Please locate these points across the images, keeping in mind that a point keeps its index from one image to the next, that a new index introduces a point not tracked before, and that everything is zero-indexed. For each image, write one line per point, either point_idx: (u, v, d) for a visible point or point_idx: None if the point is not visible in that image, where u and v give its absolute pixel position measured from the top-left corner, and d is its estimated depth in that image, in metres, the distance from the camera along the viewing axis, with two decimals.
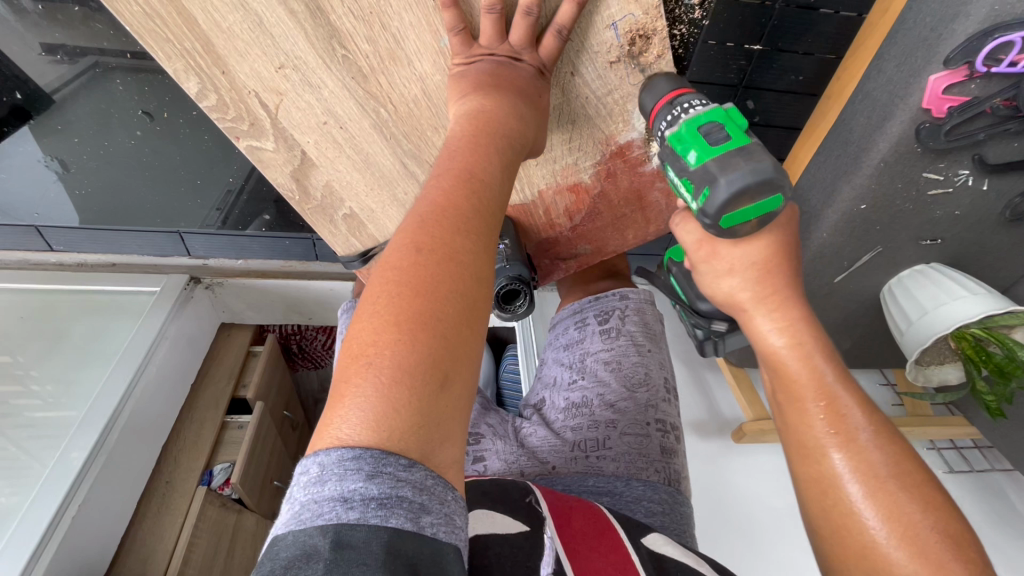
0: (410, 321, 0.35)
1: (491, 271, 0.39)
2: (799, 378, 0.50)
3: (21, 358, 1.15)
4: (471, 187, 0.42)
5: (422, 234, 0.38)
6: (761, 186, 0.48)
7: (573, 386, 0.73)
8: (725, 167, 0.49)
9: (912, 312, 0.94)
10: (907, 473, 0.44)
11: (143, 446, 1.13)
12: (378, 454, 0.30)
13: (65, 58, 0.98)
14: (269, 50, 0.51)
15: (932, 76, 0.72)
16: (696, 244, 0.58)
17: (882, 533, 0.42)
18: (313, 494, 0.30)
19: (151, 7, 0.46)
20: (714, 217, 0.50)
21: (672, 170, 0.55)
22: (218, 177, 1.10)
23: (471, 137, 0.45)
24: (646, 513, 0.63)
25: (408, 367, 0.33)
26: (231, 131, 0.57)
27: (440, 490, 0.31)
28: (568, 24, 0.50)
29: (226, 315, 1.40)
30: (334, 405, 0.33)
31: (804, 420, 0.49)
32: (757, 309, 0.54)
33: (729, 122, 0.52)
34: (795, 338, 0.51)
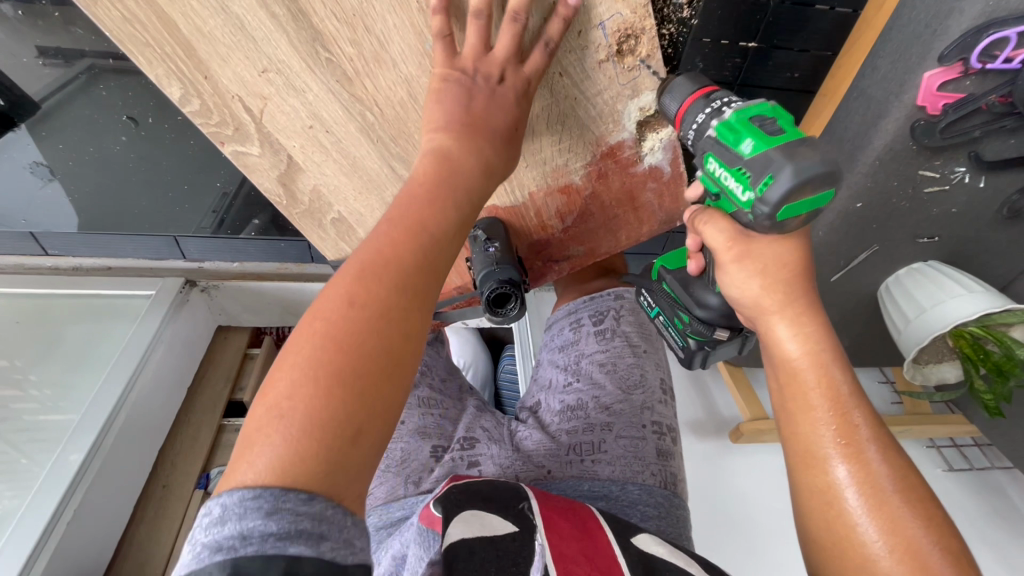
0: (331, 375, 0.35)
1: (423, 329, 0.40)
2: (807, 388, 0.48)
3: (18, 363, 1.15)
4: (417, 239, 0.42)
5: (360, 285, 0.39)
6: (824, 177, 0.43)
7: (568, 388, 0.73)
8: (790, 155, 0.44)
9: (910, 311, 0.93)
10: (909, 484, 0.44)
11: (139, 450, 1.13)
12: (277, 491, 0.30)
13: (59, 63, 0.96)
14: (252, 55, 0.50)
15: (927, 72, 0.71)
16: (726, 246, 0.52)
17: (884, 544, 0.42)
18: (211, 535, 0.29)
19: (130, 12, 0.46)
20: (773, 207, 0.44)
21: (713, 163, 0.51)
22: (207, 182, 1.09)
23: (426, 184, 0.46)
24: (642, 517, 0.62)
25: (319, 422, 0.33)
26: (216, 136, 0.57)
27: (341, 517, 0.32)
28: (556, 38, 0.50)
29: (222, 318, 1.40)
30: (242, 450, 0.33)
31: (812, 429, 0.47)
32: (774, 312, 0.50)
33: (779, 116, 0.49)
34: (810, 346, 0.49)
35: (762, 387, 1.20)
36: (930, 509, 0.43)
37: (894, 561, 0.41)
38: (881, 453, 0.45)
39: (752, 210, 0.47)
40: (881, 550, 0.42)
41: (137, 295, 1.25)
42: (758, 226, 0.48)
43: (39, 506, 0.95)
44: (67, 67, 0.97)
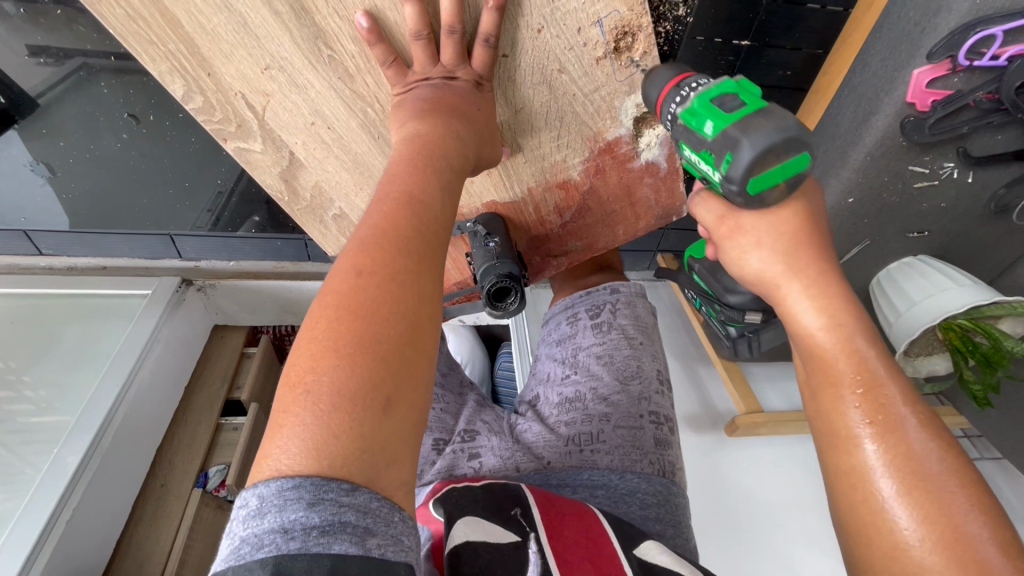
0: (351, 344, 0.35)
1: (433, 290, 0.41)
2: (836, 364, 0.47)
3: (12, 363, 1.14)
4: (411, 209, 0.43)
5: (362, 257, 0.39)
6: (787, 144, 0.47)
7: (566, 380, 0.74)
8: (747, 129, 0.48)
9: (900, 305, 0.95)
10: (954, 465, 0.42)
11: (137, 449, 1.13)
12: (319, 481, 0.31)
13: (52, 61, 0.96)
14: (255, 52, 0.51)
15: (916, 70, 0.74)
16: (718, 221, 0.56)
17: (917, 533, 0.40)
18: (251, 529, 0.30)
19: (135, 9, 0.46)
20: (740, 183, 0.49)
21: (687, 149, 0.54)
22: (206, 179, 1.09)
23: (412, 162, 0.46)
24: (640, 504, 0.64)
25: (347, 391, 0.34)
26: (219, 133, 0.57)
27: (387, 512, 0.32)
28: (493, 32, 0.50)
29: (219, 317, 1.40)
30: (272, 436, 0.33)
31: (839, 409, 0.46)
32: (784, 284, 0.51)
33: (740, 92, 0.52)
34: (832, 322, 0.48)
35: (757, 381, 1.21)
36: (981, 496, 0.41)
37: (925, 548, 0.39)
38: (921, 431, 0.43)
39: (724, 187, 0.51)
40: (914, 538, 0.40)
41: (134, 293, 1.25)
42: (734, 202, 0.52)
43: (38, 505, 0.95)
44: (59, 66, 0.96)
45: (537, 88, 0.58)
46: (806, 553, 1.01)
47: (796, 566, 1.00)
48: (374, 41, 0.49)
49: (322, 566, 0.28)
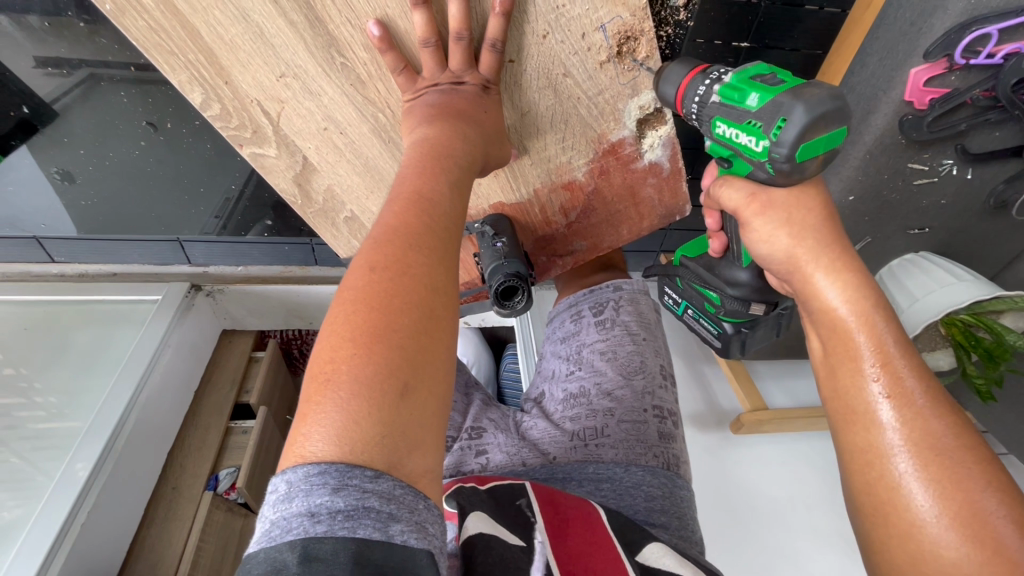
0: (368, 335, 0.37)
1: (446, 281, 0.42)
2: (855, 340, 0.47)
3: (25, 369, 1.16)
4: (420, 206, 0.45)
5: (375, 254, 0.41)
6: (835, 113, 0.45)
7: (570, 376, 0.75)
8: (797, 96, 0.46)
9: (903, 301, 0.96)
10: (969, 444, 0.42)
11: (148, 454, 1.14)
12: (343, 468, 0.32)
13: (60, 71, 0.98)
14: (272, 61, 0.52)
15: (914, 68, 0.76)
16: (747, 201, 0.53)
17: (933, 509, 0.41)
18: (280, 512, 0.31)
19: (156, 21, 0.48)
20: (789, 148, 0.46)
21: (723, 125, 0.53)
22: (218, 184, 1.12)
23: (420, 163, 0.48)
24: (646, 497, 0.64)
25: (366, 380, 0.35)
26: (235, 139, 0.59)
27: (411, 500, 0.33)
28: (499, 38, 0.52)
29: (228, 321, 1.42)
30: (298, 426, 0.34)
31: (857, 384, 0.47)
32: (807, 264, 0.50)
33: (778, 72, 0.51)
34: (854, 297, 0.48)
35: (762, 379, 1.23)
36: (990, 469, 0.42)
37: (942, 524, 0.40)
38: (936, 411, 0.44)
39: (769, 158, 0.48)
40: (929, 511, 0.41)
41: (145, 299, 1.27)
42: (776, 175, 0.49)
43: (51, 510, 0.96)
44: (68, 77, 0.98)
45: (542, 92, 0.59)
46: (813, 550, 1.02)
47: (804, 564, 1.01)
48: (386, 49, 0.51)
49: (350, 549, 0.30)
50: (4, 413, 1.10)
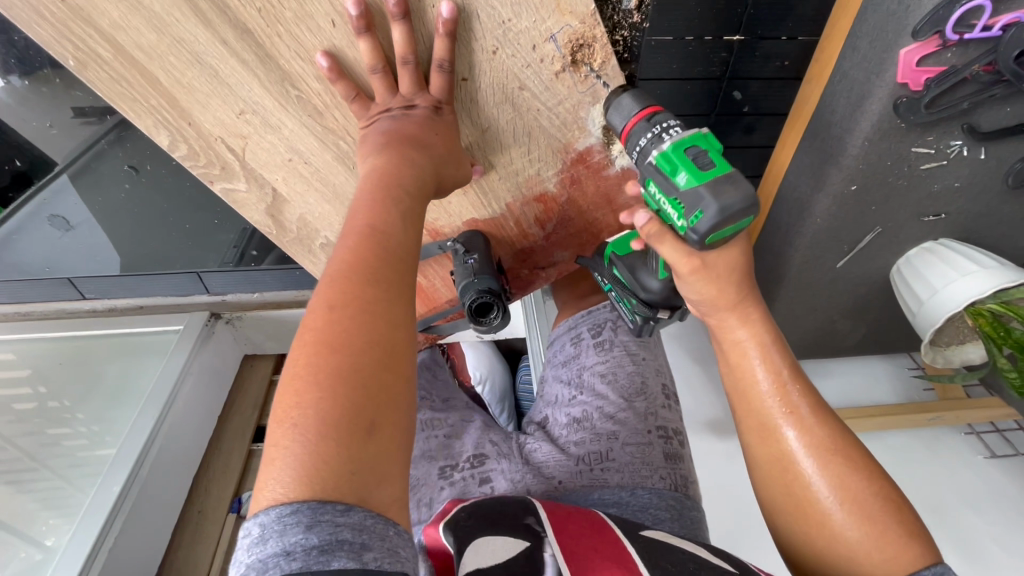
0: (327, 375, 0.37)
1: (405, 314, 0.43)
2: (754, 368, 0.55)
3: (68, 402, 1.25)
4: (377, 241, 0.45)
5: (331, 293, 0.41)
6: (747, 210, 0.47)
7: (573, 401, 0.74)
8: (717, 193, 0.47)
9: (922, 292, 0.92)
10: (850, 447, 0.51)
11: (173, 478, 1.18)
12: (315, 505, 0.32)
13: (95, 119, 1.17)
14: (228, 98, 0.54)
15: (904, 50, 0.71)
16: (685, 260, 0.53)
17: (835, 502, 0.48)
18: (256, 555, 0.31)
19: (116, 72, 0.51)
20: (702, 235, 0.48)
21: (654, 187, 0.52)
22: (203, 220, 1.20)
23: (378, 195, 0.48)
24: (654, 520, 0.62)
25: (330, 421, 0.35)
26: (206, 176, 0.62)
27: (381, 527, 0.33)
28: (446, 58, 0.52)
29: (248, 347, 1.46)
30: (265, 471, 0.34)
31: (761, 405, 0.54)
32: (726, 309, 0.55)
33: (710, 144, 0.50)
34: (755, 331, 0.55)
35: None
36: (869, 464, 0.50)
37: (843, 511, 0.48)
38: (824, 423, 0.52)
39: (685, 235, 0.50)
40: (833, 505, 0.48)
41: (170, 329, 1.30)
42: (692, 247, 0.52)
43: (81, 535, 1.00)
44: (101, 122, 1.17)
45: (499, 107, 0.59)
46: None
47: None
48: (336, 79, 0.52)
49: None
50: (52, 444, 1.20)
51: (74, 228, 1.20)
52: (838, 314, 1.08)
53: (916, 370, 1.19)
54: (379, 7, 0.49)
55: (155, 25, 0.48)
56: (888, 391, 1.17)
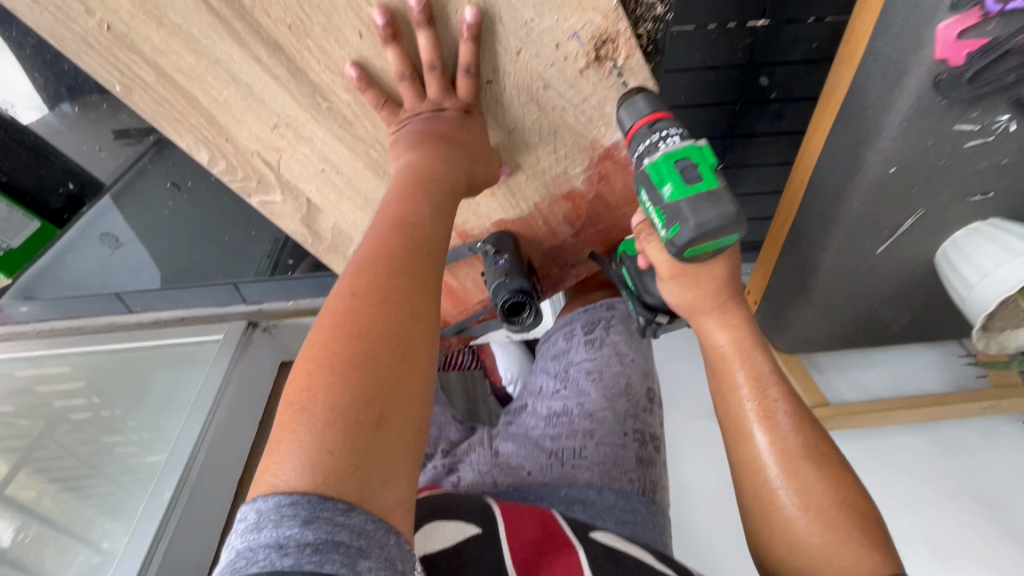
0: (344, 363, 0.38)
1: (427, 306, 0.44)
2: (733, 370, 0.54)
3: (118, 410, 1.23)
4: (403, 231, 0.46)
5: (357, 281, 0.43)
6: (725, 228, 0.48)
7: (556, 395, 0.74)
8: (697, 210, 0.47)
9: (971, 276, 0.88)
10: (823, 453, 0.50)
11: (221, 481, 1.14)
12: (317, 499, 0.33)
13: (138, 141, 1.27)
14: (263, 114, 0.56)
15: (941, 24, 0.68)
16: (666, 263, 0.54)
17: (796, 509, 0.48)
18: (250, 540, 0.32)
19: (159, 94, 0.53)
20: (678, 249, 0.49)
21: (644, 195, 0.52)
22: (241, 232, 1.29)
23: (404, 188, 0.50)
24: (618, 522, 0.61)
25: (341, 408, 0.36)
26: (244, 189, 0.64)
27: (381, 535, 0.34)
28: (473, 61, 0.53)
29: (286, 354, 1.40)
30: (272, 453, 0.36)
31: (735, 404, 0.54)
32: (705, 313, 0.56)
33: (702, 157, 0.50)
34: (734, 332, 0.55)
35: (824, 372, 1.17)
36: (840, 472, 0.49)
37: (799, 515, 0.47)
38: (799, 427, 0.51)
39: (663, 244, 0.51)
40: (794, 510, 0.48)
41: (208, 339, 1.30)
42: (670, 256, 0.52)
43: (138, 536, 1.00)
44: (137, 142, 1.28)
45: (526, 107, 0.59)
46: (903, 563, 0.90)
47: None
48: (365, 88, 0.53)
49: None
50: (106, 451, 1.18)
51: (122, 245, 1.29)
52: (880, 302, 1.04)
53: (965, 356, 1.14)
54: (406, 16, 0.50)
55: (193, 48, 0.50)
56: (939, 379, 1.12)
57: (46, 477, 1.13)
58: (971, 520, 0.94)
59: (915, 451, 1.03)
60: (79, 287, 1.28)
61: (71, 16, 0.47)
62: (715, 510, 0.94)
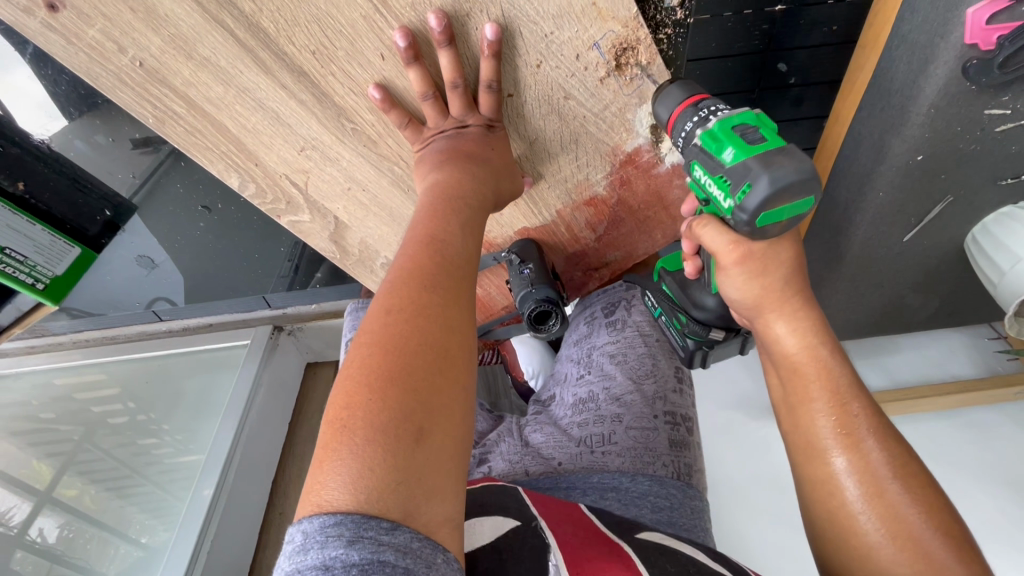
0: (382, 378, 0.38)
1: (461, 319, 0.44)
2: (811, 379, 0.49)
3: (153, 414, 1.24)
4: (434, 248, 0.47)
5: (392, 297, 0.43)
6: (806, 183, 0.43)
7: (581, 381, 0.74)
8: (769, 163, 0.44)
9: (1003, 263, 0.86)
10: (912, 473, 0.44)
11: (254, 482, 1.17)
12: (360, 519, 0.32)
13: (153, 149, 1.04)
14: (290, 138, 0.57)
15: (971, 8, 0.66)
16: (729, 247, 0.50)
17: (882, 535, 0.42)
18: (295, 564, 0.31)
19: (189, 125, 0.55)
20: (751, 213, 0.45)
21: (699, 170, 0.51)
22: (271, 250, 1.21)
23: (433, 206, 0.51)
24: (652, 508, 0.62)
25: (382, 423, 0.36)
26: (274, 211, 0.66)
27: (429, 553, 0.33)
28: (494, 78, 0.53)
29: (311, 355, 1.44)
30: (316, 473, 0.35)
31: (811, 421, 0.48)
32: (771, 312, 0.51)
33: (762, 124, 0.48)
34: (802, 335, 0.50)
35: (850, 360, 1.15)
36: (933, 498, 0.43)
37: (892, 547, 0.41)
38: (883, 445, 0.45)
39: (733, 217, 0.47)
40: (882, 539, 0.42)
41: (237, 344, 1.33)
42: (740, 231, 0.48)
43: (183, 537, 1.03)
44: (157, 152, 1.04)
45: (547, 118, 0.60)
46: None
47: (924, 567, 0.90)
48: (389, 109, 0.54)
49: None
50: (143, 453, 1.19)
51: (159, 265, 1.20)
52: (907, 289, 1.03)
53: (996, 339, 1.12)
54: (427, 36, 0.50)
55: (221, 78, 0.52)
56: (968, 363, 1.10)
57: (87, 479, 1.13)
58: (1010, 508, 0.93)
59: (947, 438, 1.02)
60: (116, 305, 1.26)
61: (106, 55, 0.49)
62: (744, 500, 0.95)
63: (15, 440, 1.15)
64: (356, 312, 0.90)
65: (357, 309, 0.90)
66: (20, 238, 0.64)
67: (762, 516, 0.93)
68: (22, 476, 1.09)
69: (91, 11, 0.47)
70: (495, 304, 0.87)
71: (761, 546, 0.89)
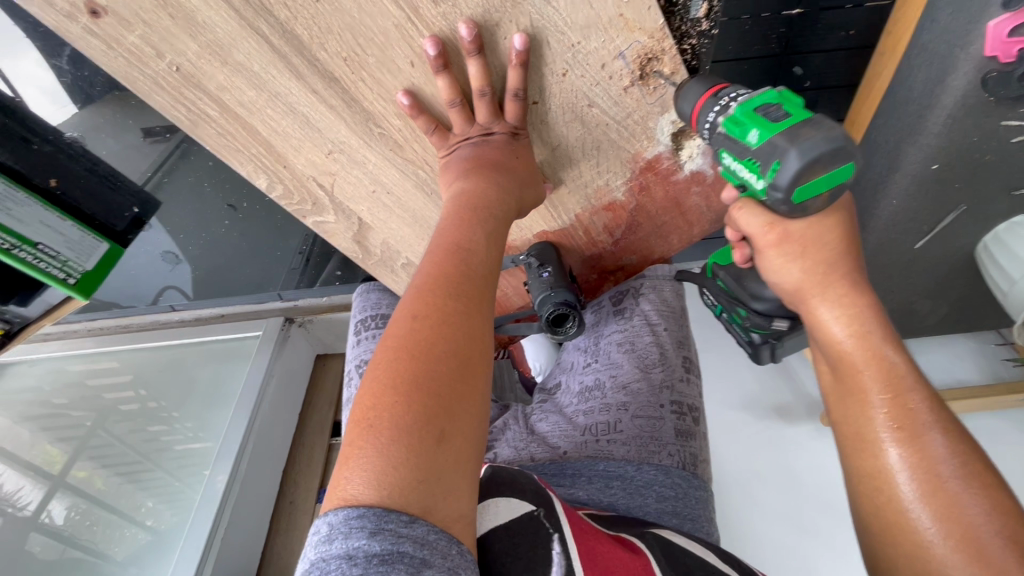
0: (405, 381, 0.39)
1: (483, 326, 0.45)
2: (862, 373, 0.48)
3: (165, 402, 1.23)
4: (459, 257, 0.48)
5: (418, 303, 0.44)
6: (834, 154, 0.45)
7: (588, 368, 0.76)
8: (795, 139, 0.45)
9: (1013, 271, 0.86)
10: (978, 475, 0.42)
11: (267, 471, 1.19)
12: (380, 512, 0.34)
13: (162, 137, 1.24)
14: (319, 141, 0.60)
15: (992, 21, 0.66)
16: (765, 230, 0.52)
17: (938, 532, 0.41)
18: (322, 552, 0.33)
19: (222, 127, 0.58)
20: (786, 190, 0.46)
21: (727, 157, 0.52)
22: (290, 245, 1.28)
23: (459, 214, 0.52)
24: (657, 497, 0.64)
25: (406, 425, 0.37)
26: (300, 212, 0.69)
27: (444, 544, 0.34)
28: (520, 87, 0.54)
29: (320, 347, 1.43)
30: (342, 469, 0.37)
31: (866, 412, 0.47)
32: (814, 296, 0.51)
33: (785, 101, 0.50)
34: (849, 320, 0.49)
35: None
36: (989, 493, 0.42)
37: (947, 546, 0.40)
38: None
39: (768, 196, 0.49)
40: (935, 538, 0.41)
41: (248, 336, 1.30)
42: (777, 210, 0.50)
43: (198, 524, 1.04)
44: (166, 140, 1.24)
45: (569, 125, 0.60)
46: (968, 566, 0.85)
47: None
48: (416, 114, 0.55)
49: None
50: (152, 439, 1.18)
51: (183, 263, 1.28)
52: (916, 295, 1.03)
53: (1004, 345, 1.12)
54: (456, 45, 0.51)
55: (255, 83, 0.54)
56: (973, 369, 1.11)
57: (97, 463, 1.13)
58: None
59: None
60: (139, 299, 1.31)
61: (145, 59, 0.52)
62: (750, 500, 0.96)
63: (27, 425, 1.17)
64: (367, 294, 0.90)
65: (369, 291, 0.91)
66: (50, 232, 0.59)
67: (766, 515, 0.94)
68: (35, 461, 1.11)
69: (130, 18, 0.49)
70: (510, 303, 0.91)
71: (763, 544, 0.92)
